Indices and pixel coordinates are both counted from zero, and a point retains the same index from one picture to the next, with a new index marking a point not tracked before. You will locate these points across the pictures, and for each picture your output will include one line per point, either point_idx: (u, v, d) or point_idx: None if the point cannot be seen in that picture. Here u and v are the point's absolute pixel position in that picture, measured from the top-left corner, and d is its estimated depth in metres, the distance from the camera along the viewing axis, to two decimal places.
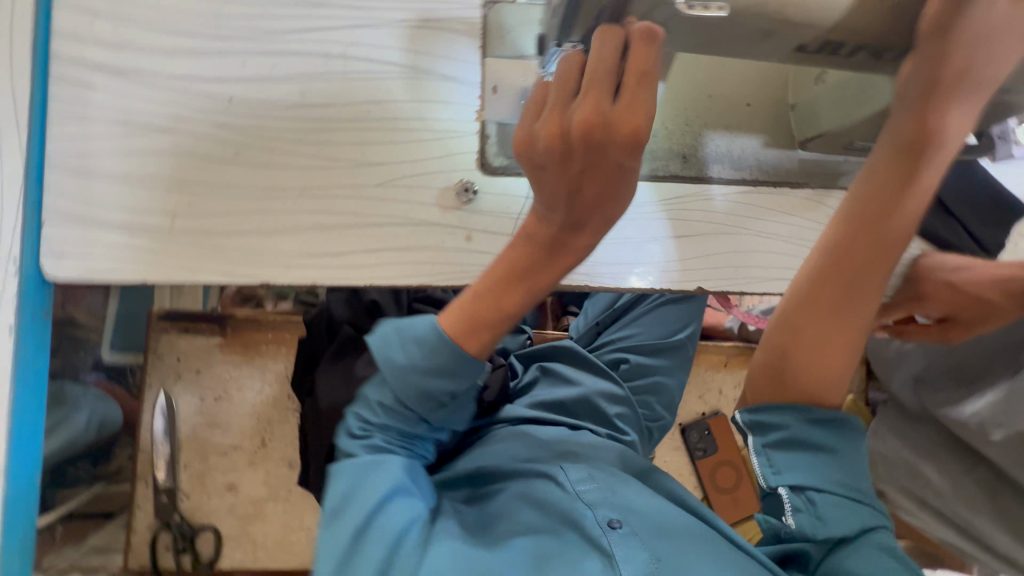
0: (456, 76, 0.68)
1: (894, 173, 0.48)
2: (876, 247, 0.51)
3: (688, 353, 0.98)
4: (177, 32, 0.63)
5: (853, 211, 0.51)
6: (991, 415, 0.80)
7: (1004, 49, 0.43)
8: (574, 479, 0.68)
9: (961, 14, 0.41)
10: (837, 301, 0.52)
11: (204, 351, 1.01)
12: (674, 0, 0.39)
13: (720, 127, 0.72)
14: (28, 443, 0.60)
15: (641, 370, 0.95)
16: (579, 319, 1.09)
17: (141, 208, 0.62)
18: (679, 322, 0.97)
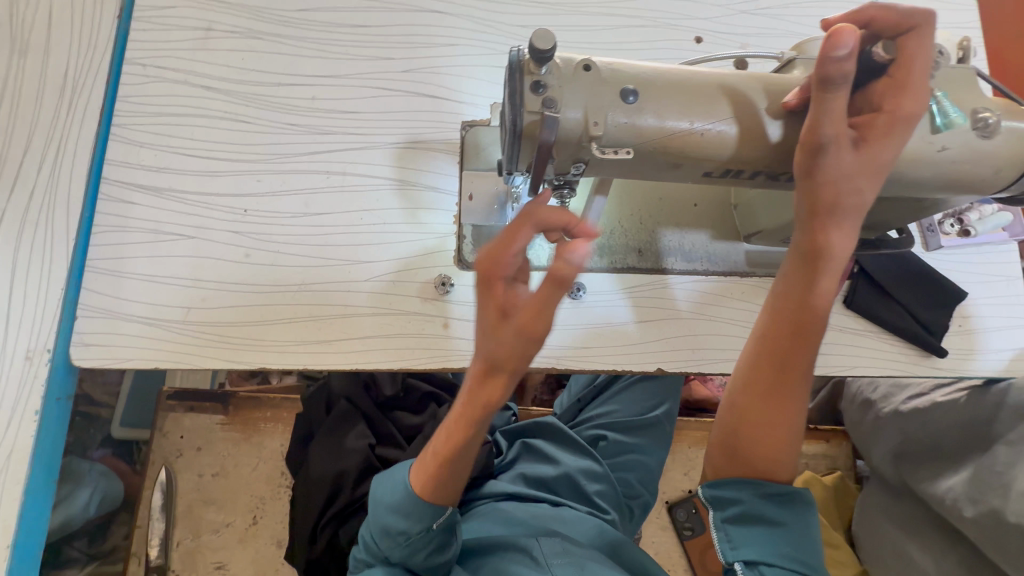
0: (437, 186, 0.79)
1: (798, 278, 0.56)
2: (793, 339, 0.57)
3: (667, 431, 1.01)
4: (206, 156, 0.76)
5: (772, 309, 0.58)
6: (965, 492, 0.85)
7: (863, 184, 0.52)
8: (550, 554, 0.75)
9: (818, 162, 0.50)
10: (769, 388, 0.58)
11: (206, 428, 1.06)
12: (589, 148, 0.49)
13: (671, 225, 0.81)
14: (34, 519, 0.66)
15: (619, 447, 0.99)
16: (563, 395, 1.14)
17: (161, 302, 0.71)
18: (655, 399, 1.01)
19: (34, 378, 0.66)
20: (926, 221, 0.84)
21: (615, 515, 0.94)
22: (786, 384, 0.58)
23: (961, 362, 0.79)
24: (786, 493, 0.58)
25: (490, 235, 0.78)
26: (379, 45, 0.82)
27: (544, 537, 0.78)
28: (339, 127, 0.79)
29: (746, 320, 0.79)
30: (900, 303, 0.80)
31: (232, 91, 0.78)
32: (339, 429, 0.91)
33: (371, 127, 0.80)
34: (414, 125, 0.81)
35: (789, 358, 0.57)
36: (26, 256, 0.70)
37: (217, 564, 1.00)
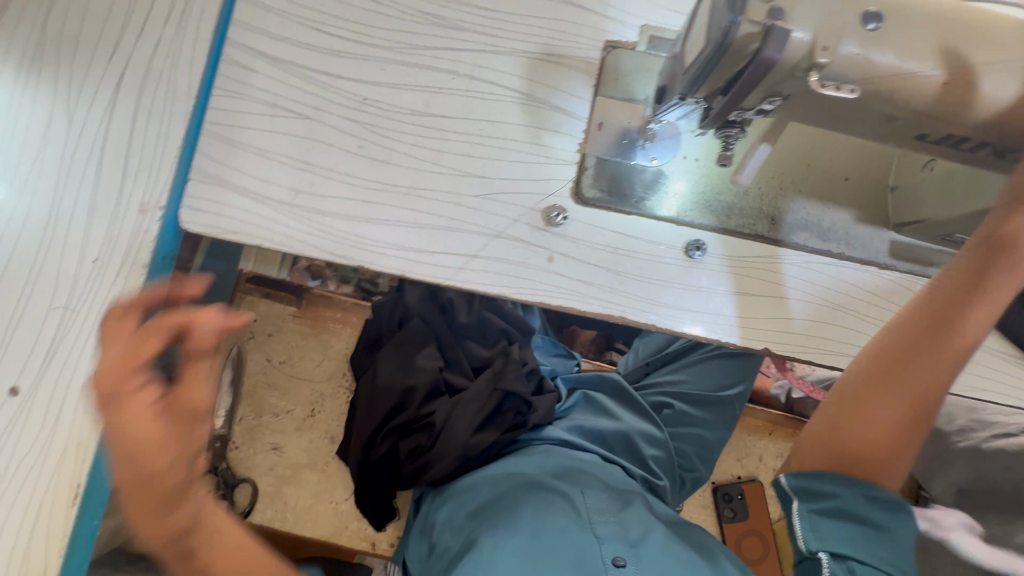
0: (567, 108, 0.72)
1: (966, 274, 0.55)
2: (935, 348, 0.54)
3: (736, 413, 0.96)
4: (332, 35, 0.71)
5: (925, 306, 0.56)
6: None
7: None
8: (591, 507, 0.72)
9: None
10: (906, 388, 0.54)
11: (279, 317, 1.09)
12: (811, 77, 0.43)
13: (813, 197, 0.72)
14: None
15: (683, 418, 0.97)
16: (629, 356, 1.11)
17: (271, 180, 0.69)
18: (730, 378, 0.94)
19: (145, 233, 0.67)
20: None
21: (666, 482, 0.92)
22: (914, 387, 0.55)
23: None
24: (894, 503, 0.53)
25: (614, 173, 0.72)
26: None
27: (588, 489, 0.76)
28: (474, 25, 0.72)
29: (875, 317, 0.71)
30: None
31: None
32: (412, 345, 0.90)
33: (506, 30, 0.73)
34: (552, 36, 0.73)
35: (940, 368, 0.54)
36: (148, 109, 0.68)
37: (273, 445, 1.05)
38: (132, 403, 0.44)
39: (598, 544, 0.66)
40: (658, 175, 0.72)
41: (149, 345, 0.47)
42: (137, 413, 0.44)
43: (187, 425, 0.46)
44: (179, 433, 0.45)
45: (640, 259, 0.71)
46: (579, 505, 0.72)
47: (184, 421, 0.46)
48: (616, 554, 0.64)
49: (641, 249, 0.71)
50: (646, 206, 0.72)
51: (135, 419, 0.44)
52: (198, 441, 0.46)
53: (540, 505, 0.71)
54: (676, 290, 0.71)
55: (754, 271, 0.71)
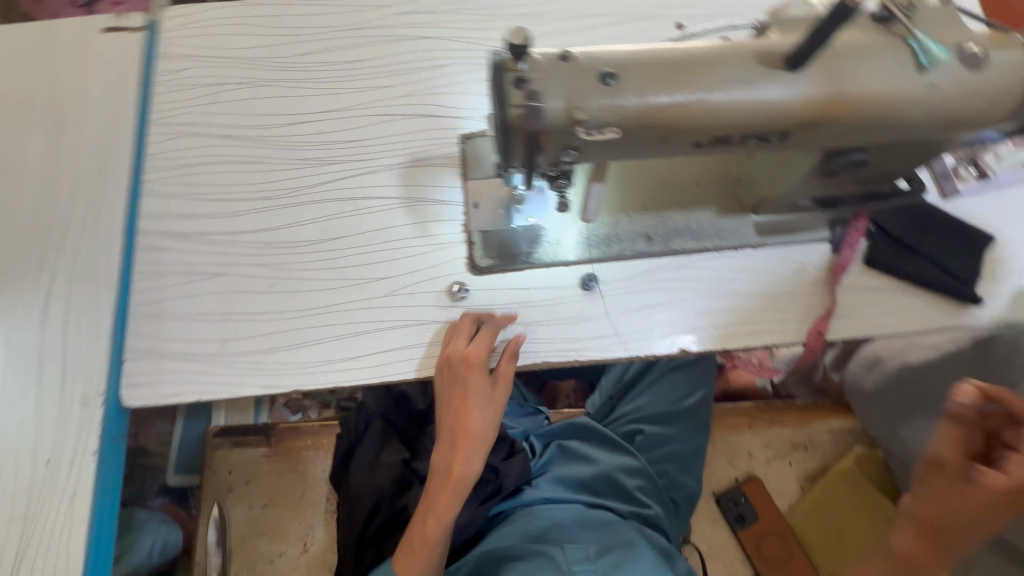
0: (445, 198, 0.82)
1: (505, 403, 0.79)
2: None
3: (702, 417, 1.03)
4: (225, 200, 0.81)
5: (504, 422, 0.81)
6: None
7: (732, 73, 0.51)
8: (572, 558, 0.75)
9: (843, 87, 0.52)
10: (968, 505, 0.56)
11: (252, 461, 1.08)
12: (578, 132, 0.51)
13: (675, 207, 0.80)
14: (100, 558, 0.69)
15: (655, 440, 1.01)
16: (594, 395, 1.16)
17: (199, 338, 0.75)
18: (688, 388, 1.04)
19: (91, 424, 0.72)
20: (939, 168, 0.81)
21: (658, 511, 0.93)
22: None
23: (996, 311, 0.76)
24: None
25: (500, 239, 0.80)
26: (377, 75, 0.86)
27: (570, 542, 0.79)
28: (347, 156, 0.83)
29: (767, 293, 0.78)
30: (921, 254, 0.77)
31: (248, 136, 0.83)
32: (374, 446, 0.94)
33: (375, 152, 0.83)
34: (417, 145, 0.84)
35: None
36: (77, 312, 0.76)
37: None
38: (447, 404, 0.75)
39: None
40: (539, 230, 0.80)
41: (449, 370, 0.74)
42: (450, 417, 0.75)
43: (462, 364, 0.72)
44: (450, 373, 0.73)
45: (544, 305, 0.78)
46: (562, 558, 0.75)
47: (476, 366, 0.72)
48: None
49: (543, 296, 0.78)
50: (536, 258, 0.79)
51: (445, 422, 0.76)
52: (485, 370, 0.73)
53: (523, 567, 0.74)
54: (585, 323, 0.77)
55: (648, 285, 0.79)
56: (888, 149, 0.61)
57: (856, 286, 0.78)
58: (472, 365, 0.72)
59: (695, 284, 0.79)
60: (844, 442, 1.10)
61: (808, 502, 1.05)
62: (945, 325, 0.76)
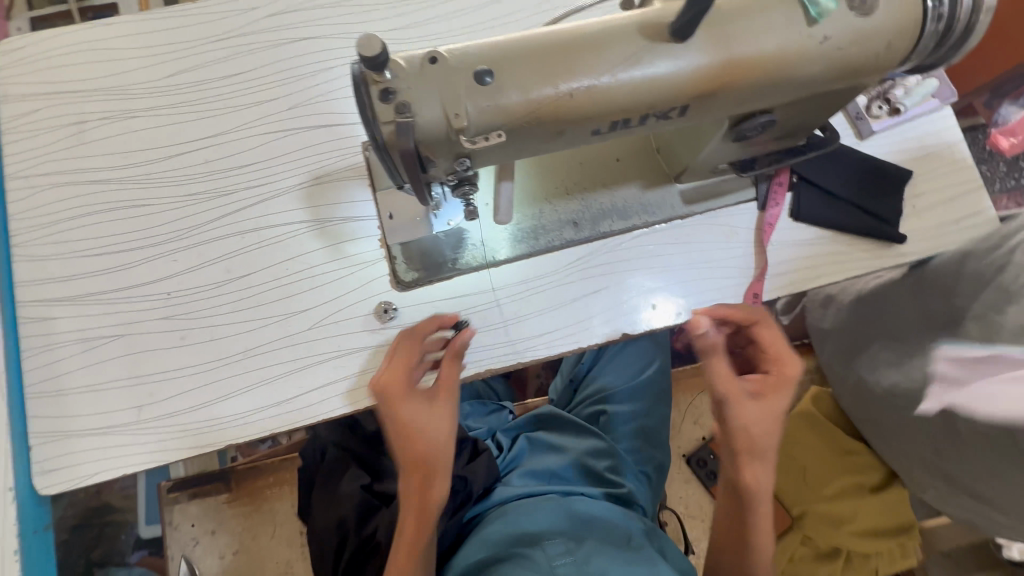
0: (357, 214, 0.76)
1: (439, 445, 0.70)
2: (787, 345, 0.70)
3: (662, 388, 1.04)
4: (112, 253, 0.73)
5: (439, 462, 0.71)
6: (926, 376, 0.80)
7: (616, 53, 0.48)
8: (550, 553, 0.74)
9: (734, 50, 0.49)
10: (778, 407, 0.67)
11: (214, 510, 1.04)
12: (461, 140, 0.47)
13: (598, 188, 0.78)
14: None
15: (618, 418, 1.01)
16: (556, 380, 1.16)
17: (111, 408, 0.69)
18: (644, 360, 1.06)
19: (6, 524, 0.65)
20: (853, 109, 0.79)
21: (631, 487, 0.94)
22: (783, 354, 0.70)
23: (921, 245, 0.76)
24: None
25: (421, 249, 0.76)
26: (259, 89, 0.79)
27: (547, 539, 0.77)
28: (242, 183, 0.76)
29: (701, 262, 0.77)
30: (845, 200, 0.77)
31: (124, 178, 0.75)
32: (334, 477, 0.91)
33: (272, 175, 0.77)
34: (317, 161, 0.77)
35: (783, 360, 0.69)
36: None
37: None
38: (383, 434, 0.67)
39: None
40: (462, 233, 0.76)
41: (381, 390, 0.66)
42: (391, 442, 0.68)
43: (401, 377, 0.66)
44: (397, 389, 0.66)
45: (478, 311, 0.75)
46: (541, 559, 0.73)
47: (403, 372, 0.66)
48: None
49: (477, 302, 0.75)
50: (463, 263, 0.75)
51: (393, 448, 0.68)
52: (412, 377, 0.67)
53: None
54: (525, 323, 0.75)
55: (581, 274, 0.76)
56: (793, 105, 0.59)
57: (787, 241, 0.77)
58: (404, 373, 0.66)
59: (629, 265, 0.76)
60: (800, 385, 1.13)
61: (775, 448, 1.08)
62: (875, 267, 0.77)
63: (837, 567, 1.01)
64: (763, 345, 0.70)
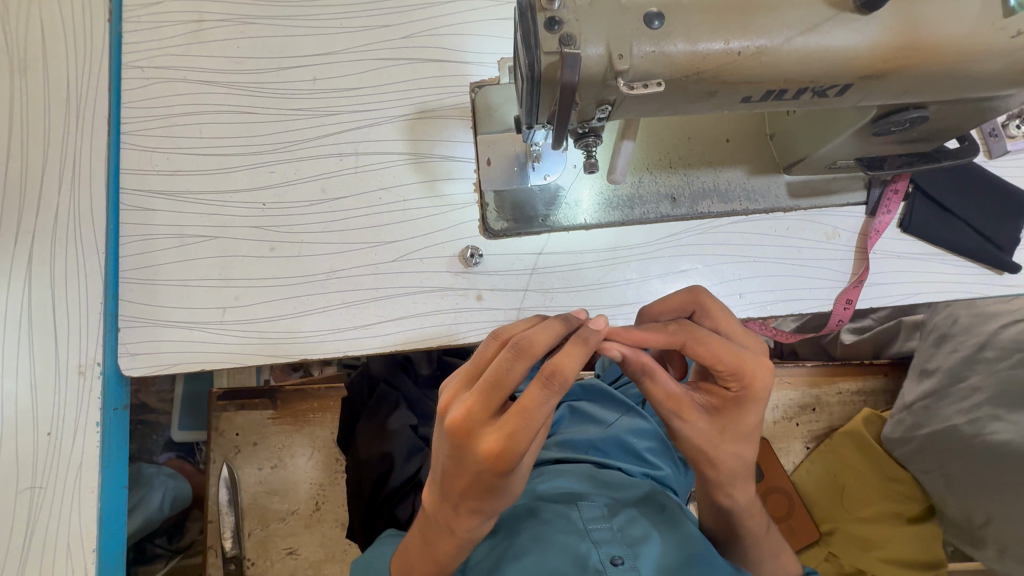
0: (455, 154, 0.75)
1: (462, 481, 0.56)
2: (754, 353, 0.56)
3: None
4: (215, 155, 0.74)
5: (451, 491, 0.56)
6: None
7: (795, 16, 0.45)
8: (588, 518, 0.74)
9: (918, 31, 0.46)
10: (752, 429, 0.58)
11: (258, 423, 1.07)
12: (617, 83, 0.45)
13: (703, 166, 0.75)
14: (114, 523, 0.68)
15: None
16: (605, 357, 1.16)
17: (198, 304, 0.71)
18: None
19: (90, 395, 0.68)
20: (988, 125, 0.75)
21: (669, 470, 0.93)
22: (752, 368, 0.55)
23: None
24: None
25: (514, 200, 0.75)
26: (375, 13, 0.77)
27: (583, 500, 0.78)
28: (347, 106, 0.76)
29: (796, 259, 0.74)
30: (960, 218, 0.73)
31: (235, 83, 0.75)
32: (383, 412, 0.94)
33: (378, 102, 0.76)
34: (423, 94, 0.76)
35: (746, 373, 0.55)
36: (62, 276, 0.70)
37: (289, 549, 1.03)
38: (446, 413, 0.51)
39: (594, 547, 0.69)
40: (557, 190, 0.75)
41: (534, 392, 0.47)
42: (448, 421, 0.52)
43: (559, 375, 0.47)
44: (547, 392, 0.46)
45: (561, 271, 0.74)
46: (576, 518, 0.74)
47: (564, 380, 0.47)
48: (613, 554, 0.68)
49: (560, 261, 0.74)
50: (554, 221, 0.74)
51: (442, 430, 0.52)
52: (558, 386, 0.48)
53: (538, 529, 0.73)
54: (605, 291, 0.74)
55: (672, 251, 0.74)
56: (948, 105, 0.56)
57: (891, 251, 0.74)
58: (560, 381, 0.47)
59: (721, 250, 0.74)
60: (852, 404, 1.10)
61: (815, 462, 1.07)
62: (978, 293, 0.73)
63: None
64: (714, 366, 0.56)
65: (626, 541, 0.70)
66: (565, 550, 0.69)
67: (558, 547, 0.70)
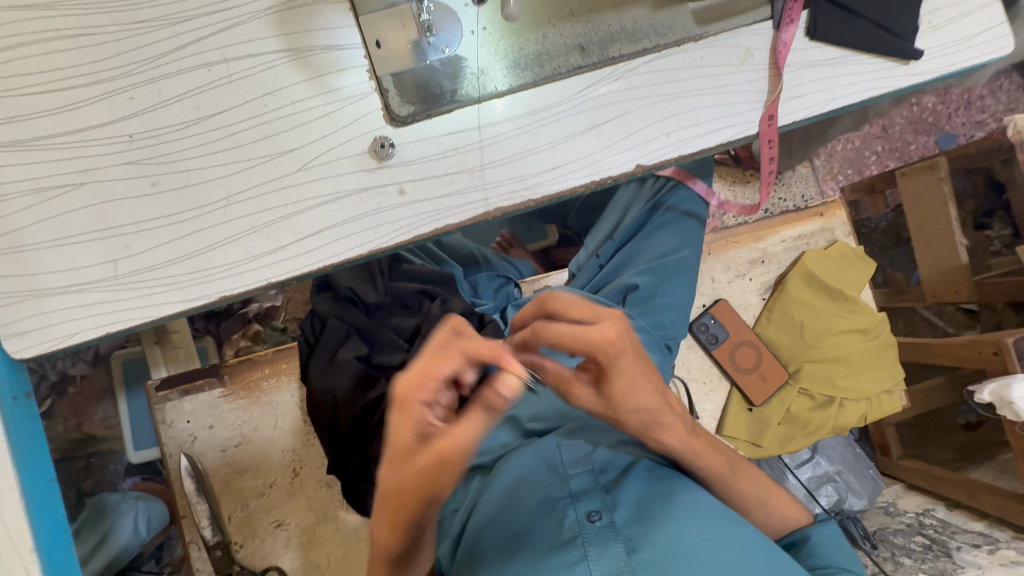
0: (340, 42, 0.67)
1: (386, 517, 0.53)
2: (603, 331, 0.59)
3: (693, 266, 1.01)
4: (56, 91, 0.63)
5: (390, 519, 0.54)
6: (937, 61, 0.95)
7: None
8: (568, 463, 0.76)
9: None
10: (635, 386, 0.65)
11: (209, 406, 0.99)
12: None
13: (606, 8, 0.71)
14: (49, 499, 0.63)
15: (653, 289, 0.99)
16: (580, 254, 1.12)
17: (82, 263, 0.62)
18: (673, 239, 0.99)
19: None
20: None
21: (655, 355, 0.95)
22: (607, 335, 0.59)
23: (932, 63, 0.75)
24: (790, 539, 0.81)
25: (416, 80, 0.68)
26: None
27: (563, 441, 0.80)
28: (200, 7, 0.66)
29: (715, 87, 0.72)
30: (860, 15, 0.73)
31: (57, 2, 0.64)
32: (333, 344, 0.94)
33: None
34: None
35: (600, 353, 0.60)
36: None
37: (276, 522, 0.99)
38: (414, 409, 0.46)
39: (572, 502, 0.71)
40: (459, 61, 0.69)
41: (479, 411, 0.46)
42: (409, 431, 0.46)
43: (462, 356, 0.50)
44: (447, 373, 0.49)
45: (483, 146, 0.69)
46: (555, 468, 0.76)
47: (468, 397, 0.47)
48: (590, 510, 0.69)
49: (479, 137, 0.69)
50: (463, 95, 0.69)
51: (396, 439, 0.46)
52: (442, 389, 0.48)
53: (517, 488, 0.75)
54: (534, 159, 0.70)
55: (593, 103, 0.71)
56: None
57: (803, 62, 0.73)
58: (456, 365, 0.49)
59: (642, 92, 0.71)
60: (797, 249, 1.13)
61: (774, 310, 1.09)
62: (889, 87, 0.74)
63: (831, 412, 1.06)
64: (578, 348, 0.60)
65: (602, 492, 0.72)
66: (542, 519, 0.70)
67: (537, 512, 0.71)
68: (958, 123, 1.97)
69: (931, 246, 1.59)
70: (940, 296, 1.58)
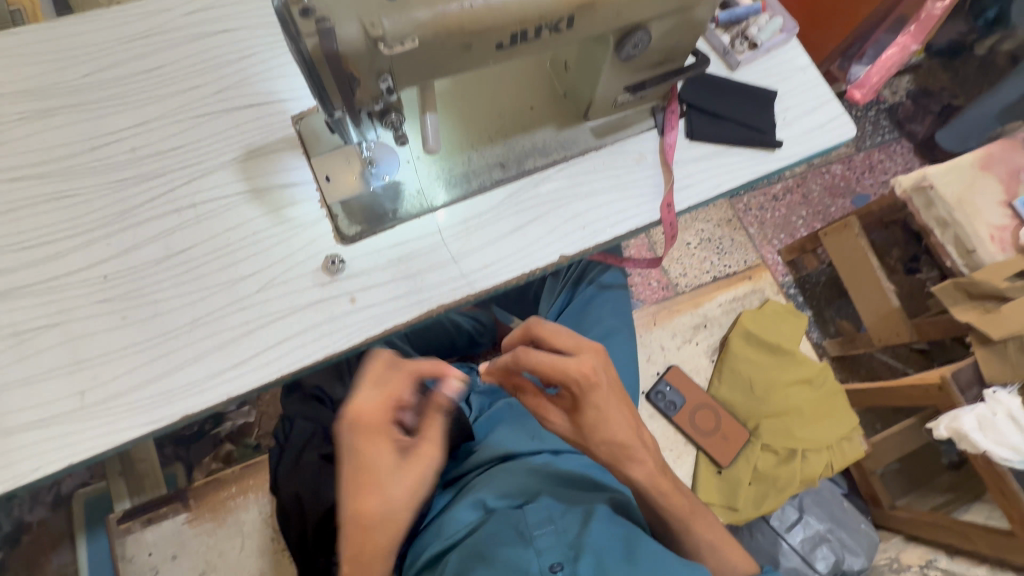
0: (294, 180, 0.79)
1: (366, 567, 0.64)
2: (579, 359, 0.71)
3: (630, 336, 1.13)
4: (39, 245, 0.72)
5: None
6: None
7: None
8: (534, 522, 0.76)
9: None
10: (611, 412, 0.72)
11: (175, 534, 0.97)
12: (377, 48, 0.52)
13: (519, 132, 0.86)
14: None
15: None
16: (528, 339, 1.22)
17: (52, 397, 0.66)
18: (599, 316, 1.12)
19: None
20: (721, 46, 0.94)
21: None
22: (585, 366, 0.70)
23: (793, 149, 0.90)
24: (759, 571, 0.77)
25: (361, 204, 0.79)
26: (184, 80, 0.82)
27: (530, 503, 0.79)
28: (174, 164, 0.78)
29: (617, 185, 0.85)
30: (727, 118, 0.89)
31: (48, 172, 0.75)
32: (299, 446, 0.95)
33: (204, 154, 0.79)
34: (248, 137, 0.80)
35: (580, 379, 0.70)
36: None
37: None
38: (380, 434, 0.66)
39: (538, 557, 0.71)
40: (397, 185, 0.81)
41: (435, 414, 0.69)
42: (385, 451, 0.66)
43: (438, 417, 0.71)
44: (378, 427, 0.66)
45: (423, 253, 0.78)
46: (522, 526, 0.75)
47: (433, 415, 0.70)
48: (553, 560, 0.70)
49: (419, 245, 0.79)
50: (403, 212, 0.80)
51: (378, 460, 0.65)
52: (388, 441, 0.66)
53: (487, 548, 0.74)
54: (470, 258, 0.79)
55: (517, 209, 0.82)
56: (662, 19, 0.69)
57: (688, 158, 0.88)
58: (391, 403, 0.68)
59: (558, 196, 0.84)
60: (734, 311, 1.23)
61: (724, 370, 1.16)
62: (763, 171, 0.89)
63: (796, 466, 1.08)
64: (556, 375, 0.71)
65: (567, 546, 0.72)
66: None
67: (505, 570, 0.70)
68: (868, 185, 2.20)
69: (865, 295, 1.71)
70: (886, 339, 1.69)
